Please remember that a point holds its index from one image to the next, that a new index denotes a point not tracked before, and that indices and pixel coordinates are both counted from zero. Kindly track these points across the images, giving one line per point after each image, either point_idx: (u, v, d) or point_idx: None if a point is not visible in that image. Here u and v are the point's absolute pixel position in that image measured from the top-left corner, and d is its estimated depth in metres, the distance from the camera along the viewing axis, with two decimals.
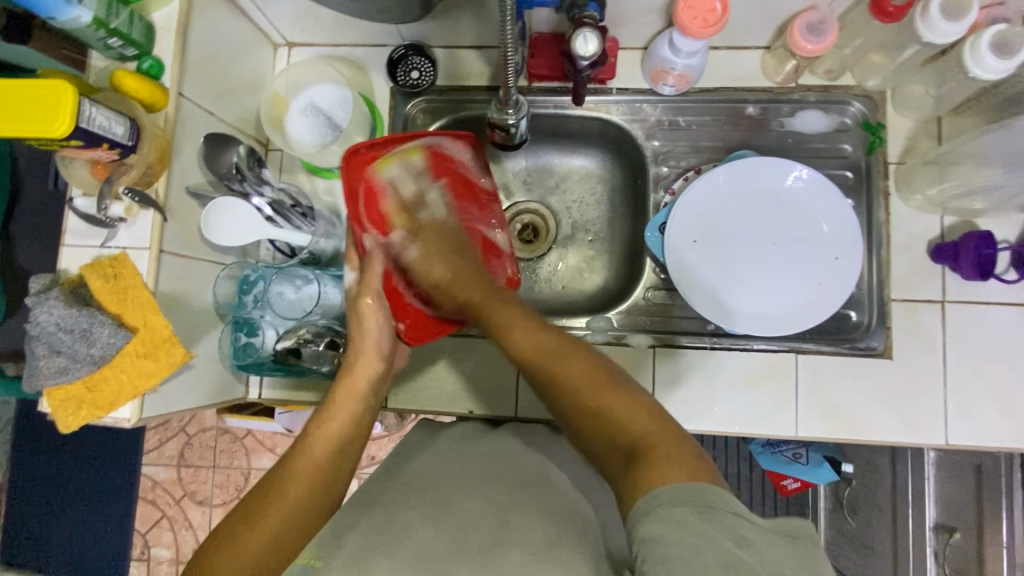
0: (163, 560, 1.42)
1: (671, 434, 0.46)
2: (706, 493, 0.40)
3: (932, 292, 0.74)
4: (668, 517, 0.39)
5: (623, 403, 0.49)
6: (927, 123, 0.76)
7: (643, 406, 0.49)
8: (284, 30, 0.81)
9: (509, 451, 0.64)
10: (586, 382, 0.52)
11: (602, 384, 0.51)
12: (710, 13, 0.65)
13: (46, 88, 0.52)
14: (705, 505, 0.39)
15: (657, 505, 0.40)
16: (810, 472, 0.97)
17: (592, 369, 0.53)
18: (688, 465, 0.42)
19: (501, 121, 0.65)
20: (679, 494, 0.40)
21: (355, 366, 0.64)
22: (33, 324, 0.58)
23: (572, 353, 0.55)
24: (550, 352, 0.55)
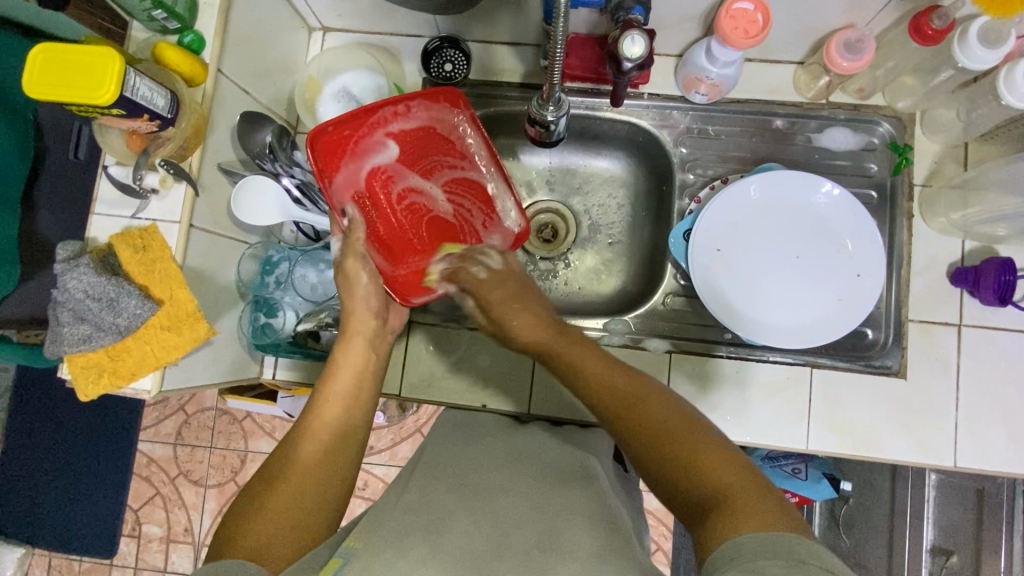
0: (154, 538, 1.40)
1: (754, 489, 0.43)
2: (795, 547, 0.37)
3: (949, 315, 0.75)
4: (755, 568, 0.37)
5: (709, 452, 0.46)
6: (953, 148, 0.77)
7: (724, 457, 0.45)
8: (321, 14, 0.81)
9: (526, 452, 0.65)
10: (664, 427, 0.48)
11: (679, 433, 0.47)
12: (752, 25, 0.66)
13: (94, 54, 0.52)
14: (797, 559, 0.37)
15: (744, 559, 0.37)
16: (809, 487, 0.99)
17: (672, 419, 0.48)
18: (774, 520, 0.40)
19: (541, 116, 0.66)
20: (766, 549, 0.38)
21: (349, 326, 0.64)
22: (60, 290, 0.58)
23: (650, 395, 0.51)
24: (620, 395, 0.51)
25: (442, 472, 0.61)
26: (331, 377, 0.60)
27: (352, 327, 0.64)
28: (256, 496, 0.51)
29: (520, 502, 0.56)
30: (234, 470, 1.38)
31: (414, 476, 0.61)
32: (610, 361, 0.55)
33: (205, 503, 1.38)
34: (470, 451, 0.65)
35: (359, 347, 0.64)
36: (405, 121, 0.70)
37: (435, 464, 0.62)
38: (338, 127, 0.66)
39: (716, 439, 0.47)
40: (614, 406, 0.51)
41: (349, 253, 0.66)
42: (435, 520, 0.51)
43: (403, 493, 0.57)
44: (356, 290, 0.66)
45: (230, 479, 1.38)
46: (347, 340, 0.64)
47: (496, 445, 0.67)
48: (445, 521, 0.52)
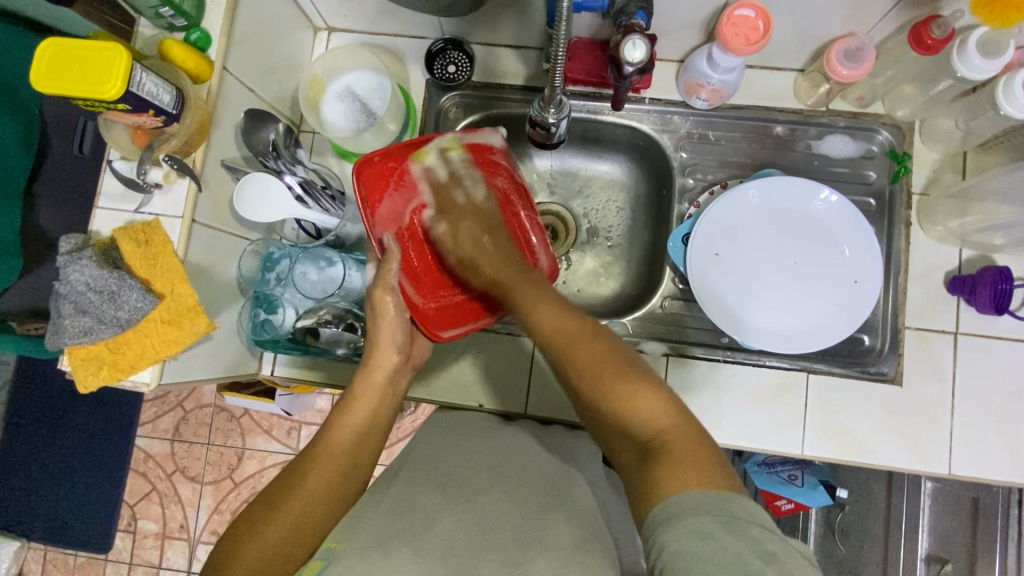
0: (149, 534, 1.40)
1: (687, 432, 0.45)
2: (728, 502, 0.39)
3: (946, 322, 0.75)
4: (692, 527, 0.38)
5: (641, 395, 0.47)
6: (952, 157, 0.78)
7: (659, 400, 0.47)
8: (327, 14, 0.82)
9: (521, 454, 0.65)
10: (601, 371, 0.50)
11: (617, 373, 0.49)
12: (753, 31, 0.66)
13: (101, 50, 0.52)
14: (730, 516, 0.38)
15: (681, 514, 0.39)
16: (804, 493, 0.98)
17: (612, 359, 0.50)
18: (702, 469, 0.42)
19: (542, 118, 0.66)
20: (694, 502, 0.39)
21: (372, 359, 0.63)
22: (62, 282, 0.59)
23: (593, 338, 0.53)
24: (567, 335, 0.54)
25: (428, 472, 0.61)
26: (345, 411, 0.59)
27: (374, 360, 0.63)
28: (257, 521, 0.51)
29: (502, 503, 0.57)
30: (231, 467, 1.38)
31: (398, 474, 0.62)
32: (557, 305, 0.57)
33: (201, 500, 1.38)
34: (456, 450, 0.66)
35: (375, 382, 0.63)
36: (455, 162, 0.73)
37: (421, 464, 0.63)
38: (383, 158, 0.69)
39: (653, 380, 0.49)
40: (561, 347, 0.53)
41: (378, 284, 0.66)
42: (416, 523, 0.53)
43: (389, 494, 0.58)
44: (381, 327, 0.65)
45: (226, 476, 1.38)
46: (366, 374, 0.63)
47: (482, 443, 0.67)
48: (428, 522, 0.53)
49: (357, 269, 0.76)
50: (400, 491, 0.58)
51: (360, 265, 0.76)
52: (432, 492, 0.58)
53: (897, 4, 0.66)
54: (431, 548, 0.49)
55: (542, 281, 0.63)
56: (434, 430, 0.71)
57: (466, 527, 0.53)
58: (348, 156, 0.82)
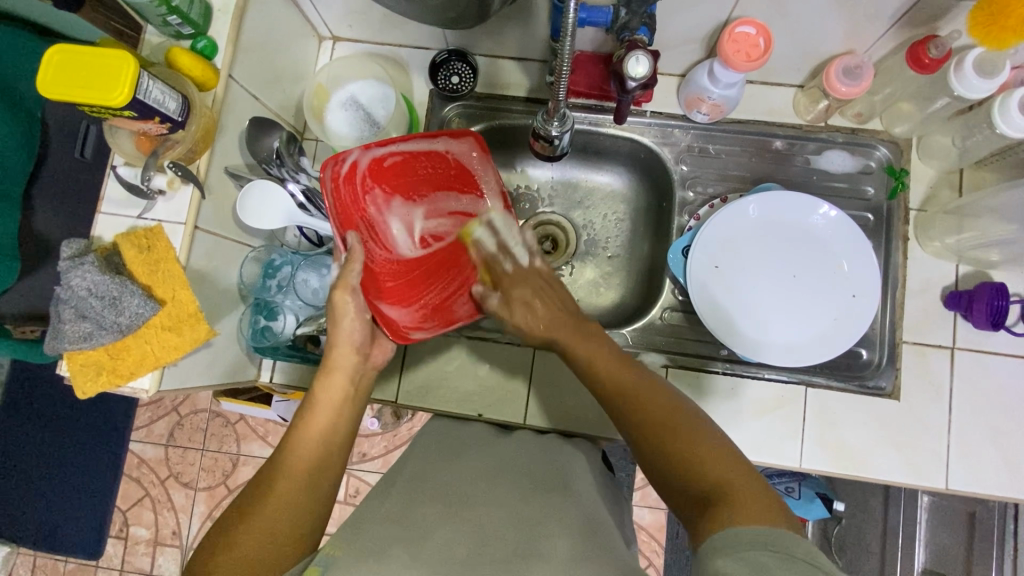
0: (141, 540, 1.39)
1: (745, 478, 0.47)
2: (785, 540, 0.41)
3: (943, 337, 0.76)
4: (746, 558, 0.40)
5: (699, 446, 0.49)
6: (949, 174, 0.78)
7: (714, 447, 0.49)
8: (332, 24, 0.83)
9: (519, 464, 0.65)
10: (664, 422, 0.52)
11: (677, 428, 0.51)
12: (753, 48, 0.67)
13: (110, 57, 0.53)
14: (785, 553, 0.40)
15: (734, 543, 0.41)
16: (802, 506, 1.00)
17: (671, 411, 0.53)
18: (765, 513, 0.43)
19: (545, 130, 0.67)
20: (757, 540, 0.41)
21: (331, 360, 0.62)
22: (64, 288, 0.58)
23: (655, 390, 0.56)
24: (631, 392, 0.56)
25: (426, 482, 0.61)
26: (306, 419, 0.58)
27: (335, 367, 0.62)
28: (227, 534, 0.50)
29: (495, 513, 0.57)
30: (225, 474, 1.37)
31: (393, 485, 0.62)
32: (621, 359, 0.60)
33: (195, 506, 1.37)
34: (454, 461, 0.66)
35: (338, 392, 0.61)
36: (432, 168, 0.69)
37: (418, 474, 0.63)
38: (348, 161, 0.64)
39: (711, 432, 0.51)
40: (625, 405, 0.55)
41: (339, 283, 0.62)
42: (412, 531, 0.53)
43: (385, 502, 0.58)
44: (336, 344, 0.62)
45: (220, 482, 1.37)
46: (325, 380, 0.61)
47: (478, 455, 0.67)
48: (425, 529, 0.53)
49: None
50: (396, 502, 0.58)
51: None
52: (427, 502, 0.58)
53: (895, 23, 0.67)
54: (423, 558, 0.49)
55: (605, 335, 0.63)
56: (430, 439, 0.71)
57: (460, 537, 0.53)
58: None
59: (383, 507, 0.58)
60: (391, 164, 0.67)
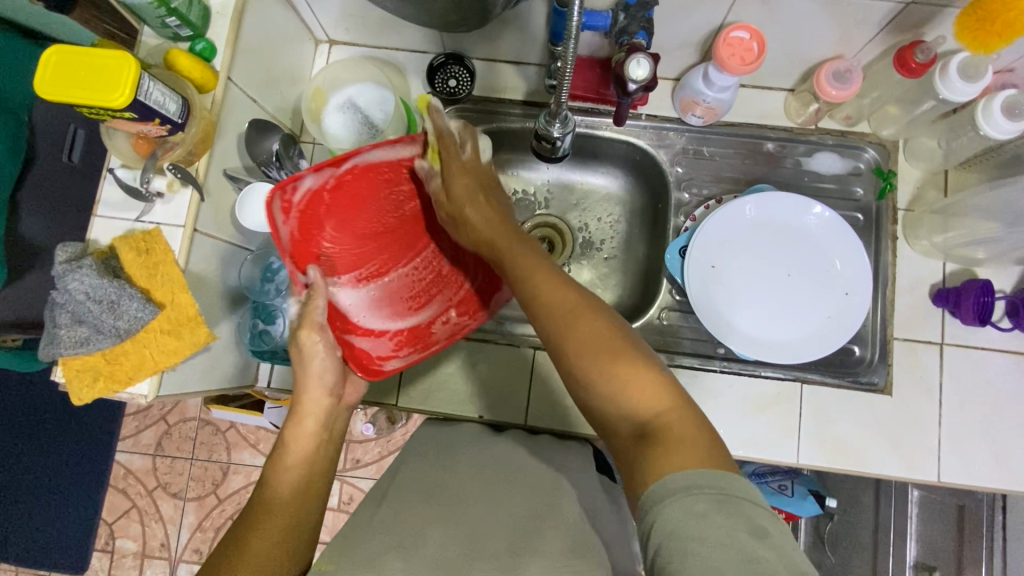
0: (128, 553, 1.36)
1: (684, 413, 0.46)
2: (722, 480, 0.40)
3: (932, 334, 0.78)
4: (687, 505, 0.39)
5: (636, 374, 0.48)
6: (934, 175, 0.81)
7: (653, 381, 0.48)
8: (329, 28, 0.83)
9: (522, 467, 0.65)
10: (596, 344, 0.49)
11: (615, 352, 0.49)
12: (748, 52, 0.69)
13: (111, 59, 0.52)
14: (722, 492, 0.39)
15: (673, 492, 0.40)
16: (794, 503, 1.01)
17: (604, 332, 0.50)
18: (700, 453, 0.42)
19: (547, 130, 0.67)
20: (695, 480, 0.40)
21: (302, 405, 0.60)
22: (61, 292, 0.57)
23: (590, 313, 0.51)
24: (561, 307, 0.52)
25: (429, 487, 0.61)
26: (277, 466, 0.56)
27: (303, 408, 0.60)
28: None
29: (499, 516, 0.56)
30: (215, 483, 1.35)
31: (392, 490, 0.61)
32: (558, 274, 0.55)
33: (184, 517, 1.34)
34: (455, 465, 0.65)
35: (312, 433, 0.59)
36: (396, 184, 0.67)
37: (413, 476, 0.64)
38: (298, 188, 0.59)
39: (648, 361, 0.49)
40: (557, 320, 0.51)
41: (307, 322, 0.62)
42: (406, 534, 0.53)
43: (380, 507, 0.58)
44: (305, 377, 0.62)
45: (210, 492, 1.35)
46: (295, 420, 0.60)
47: (471, 452, 0.67)
48: (419, 532, 0.54)
49: None
50: (391, 506, 0.58)
51: None
52: (430, 506, 0.58)
53: (882, 29, 0.69)
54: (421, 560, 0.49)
55: (536, 244, 0.60)
56: (428, 440, 0.71)
57: (459, 541, 0.53)
58: None
59: (383, 511, 0.57)
60: (350, 184, 0.63)
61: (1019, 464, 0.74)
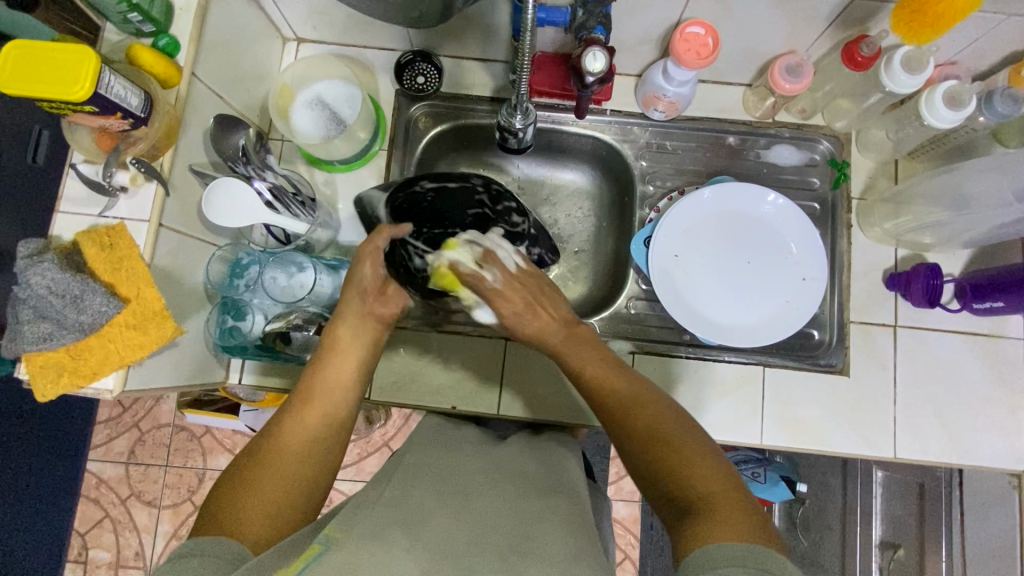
0: (102, 564, 1.33)
1: (740, 504, 0.46)
2: (764, 558, 0.41)
3: (887, 317, 0.81)
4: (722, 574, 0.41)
5: (699, 463, 0.49)
6: (885, 165, 0.84)
7: (715, 472, 0.49)
8: (296, 25, 0.84)
9: (511, 461, 0.65)
10: (660, 432, 0.52)
11: (675, 440, 0.51)
12: (703, 47, 0.71)
13: (70, 52, 0.52)
14: (762, 569, 0.41)
15: (711, 564, 0.41)
16: (766, 489, 1.05)
17: (671, 421, 0.53)
18: (749, 534, 0.43)
19: (422, 267, 0.62)
20: (737, 552, 0.42)
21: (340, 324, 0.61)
22: (23, 287, 0.57)
23: (656, 402, 0.54)
24: (623, 398, 0.55)
25: (424, 474, 0.59)
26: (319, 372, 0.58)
27: (337, 346, 0.60)
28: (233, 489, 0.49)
29: (496, 504, 0.55)
30: (191, 489, 1.33)
31: (395, 474, 0.59)
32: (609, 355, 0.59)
33: (159, 525, 1.32)
34: (449, 458, 0.63)
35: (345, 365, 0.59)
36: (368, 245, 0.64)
37: (420, 464, 0.61)
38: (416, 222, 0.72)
39: (710, 453, 0.50)
40: (621, 407, 0.55)
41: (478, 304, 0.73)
42: (412, 515, 0.50)
43: (384, 492, 0.54)
44: (339, 325, 0.61)
45: (186, 498, 1.33)
46: (327, 357, 0.59)
47: (476, 452, 0.66)
48: (424, 516, 0.50)
49: (327, 275, 0.77)
50: (398, 485, 0.55)
51: (330, 271, 0.78)
52: (429, 488, 0.55)
53: (830, 24, 0.72)
54: (426, 542, 0.47)
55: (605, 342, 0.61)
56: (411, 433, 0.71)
57: (463, 527, 0.50)
58: (319, 164, 0.84)
59: (385, 493, 0.54)
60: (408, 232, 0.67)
61: (971, 439, 0.78)
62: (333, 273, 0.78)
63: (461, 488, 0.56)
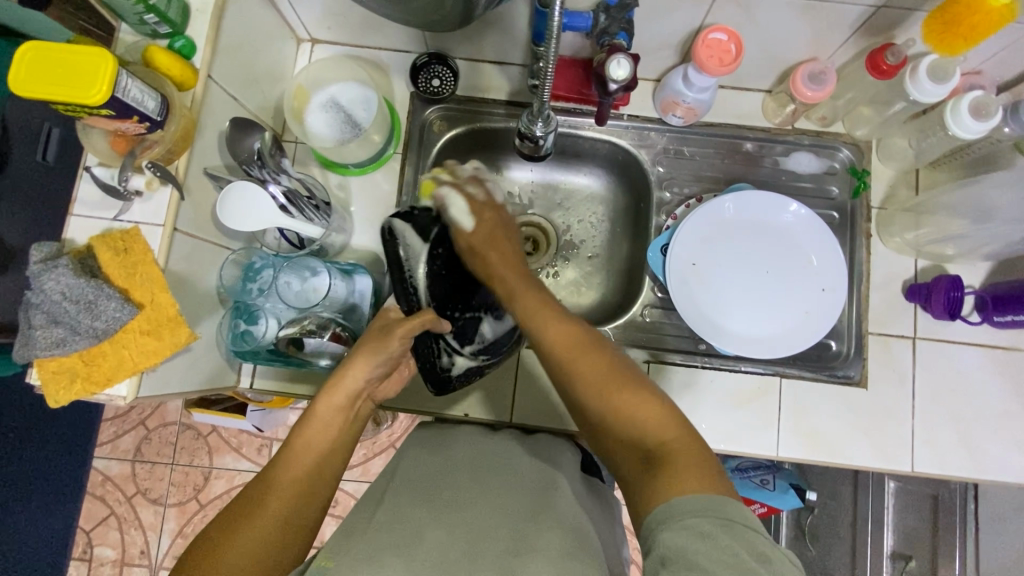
0: (107, 562, 1.33)
1: (690, 441, 0.47)
2: (725, 506, 0.41)
3: (906, 328, 0.80)
4: (687, 526, 0.41)
5: (644, 401, 0.50)
6: (906, 174, 0.83)
7: (660, 407, 0.50)
8: (310, 26, 0.83)
9: (505, 459, 0.65)
10: (604, 377, 0.52)
11: (625, 382, 0.51)
12: (726, 53, 0.70)
13: (86, 54, 0.51)
14: (725, 518, 0.40)
15: (675, 516, 0.42)
16: (776, 497, 1.04)
17: (616, 366, 0.53)
18: (705, 478, 0.44)
19: (449, 365, 0.72)
20: (697, 505, 0.41)
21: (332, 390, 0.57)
22: (36, 292, 0.56)
23: (598, 349, 0.54)
24: (569, 345, 0.55)
25: (417, 487, 0.58)
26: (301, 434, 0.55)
27: (319, 417, 0.56)
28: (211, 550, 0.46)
29: (489, 514, 0.54)
30: (196, 488, 1.33)
31: (388, 491, 0.58)
32: (558, 311, 0.58)
33: (165, 523, 1.32)
34: (440, 463, 0.63)
35: (315, 450, 0.54)
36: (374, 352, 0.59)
37: (411, 476, 0.61)
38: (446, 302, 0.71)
39: (650, 387, 0.51)
40: (568, 360, 0.54)
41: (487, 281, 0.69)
42: (406, 535, 0.50)
43: (376, 512, 0.54)
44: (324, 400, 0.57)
45: (191, 497, 1.33)
46: (306, 427, 0.55)
47: (464, 451, 0.66)
48: (417, 535, 0.50)
49: (341, 279, 0.75)
50: (389, 503, 0.56)
51: (344, 275, 0.76)
52: (420, 504, 0.55)
53: (855, 31, 0.71)
54: (422, 560, 0.47)
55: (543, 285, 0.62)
56: (420, 438, 0.70)
57: (455, 540, 0.50)
58: (333, 167, 0.83)
59: (378, 514, 0.54)
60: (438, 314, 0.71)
61: (987, 453, 0.77)
62: (347, 278, 0.76)
63: (455, 499, 0.56)
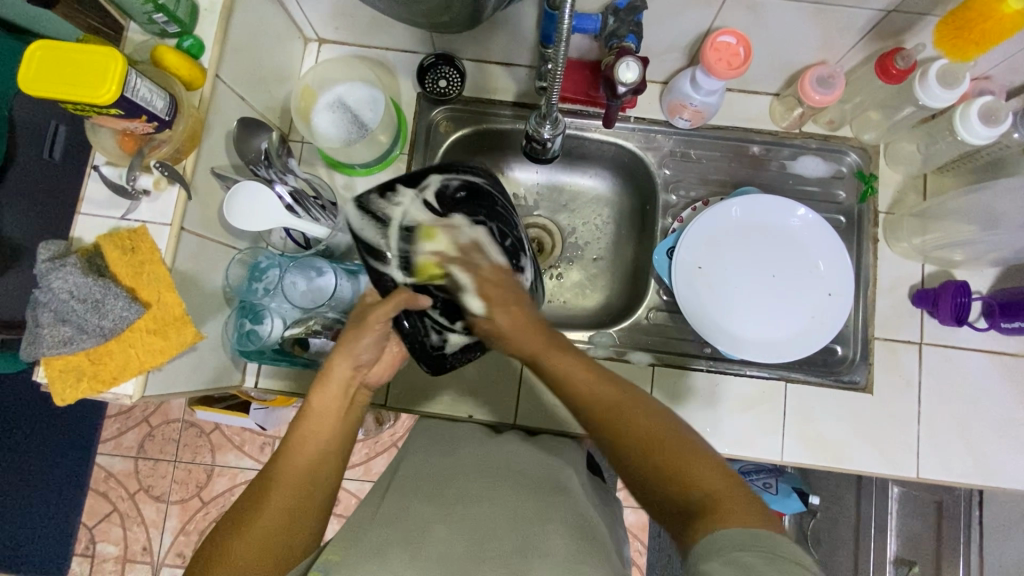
0: (108, 558, 1.33)
1: (739, 492, 0.43)
2: (769, 541, 0.40)
3: (912, 334, 0.80)
4: (732, 561, 0.39)
5: (699, 460, 0.46)
6: (914, 179, 0.83)
7: (711, 462, 0.46)
8: (318, 26, 0.83)
9: (511, 456, 0.65)
10: (649, 432, 0.48)
11: (671, 442, 0.47)
12: (734, 57, 0.70)
13: (96, 54, 0.52)
14: (768, 550, 0.39)
15: (719, 549, 0.40)
16: (780, 501, 1.04)
17: (660, 423, 0.48)
18: (752, 518, 0.41)
19: (441, 343, 0.62)
20: (742, 540, 0.40)
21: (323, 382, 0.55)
22: (43, 290, 0.56)
23: (638, 406, 0.50)
24: (606, 406, 0.51)
25: (422, 483, 0.59)
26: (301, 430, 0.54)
27: (314, 412, 0.55)
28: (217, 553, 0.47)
29: (493, 509, 0.55)
30: (199, 485, 1.33)
31: (393, 486, 0.59)
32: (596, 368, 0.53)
33: (167, 520, 1.32)
34: (445, 459, 0.63)
35: (314, 445, 0.53)
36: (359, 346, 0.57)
37: (415, 472, 0.61)
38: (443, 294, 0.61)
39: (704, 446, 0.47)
40: (607, 420, 0.50)
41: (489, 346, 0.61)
42: (411, 531, 0.50)
43: (381, 506, 0.55)
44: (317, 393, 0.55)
45: (194, 495, 1.33)
46: (303, 423, 0.54)
47: (470, 450, 0.66)
48: (422, 530, 0.51)
49: (347, 279, 0.74)
50: (393, 498, 0.56)
51: (350, 275, 0.74)
52: (427, 500, 0.55)
53: (865, 35, 0.71)
54: (427, 557, 0.47)
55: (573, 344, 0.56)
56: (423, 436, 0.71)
57: (461, 536, 0.50)
58: (338, 167, 0.83)
59: (383, 508, 0.54)
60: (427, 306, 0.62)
61: (993, 460, 0.76)
62: (353, 278, 0.74)
63: (460, 494, 0.57)
